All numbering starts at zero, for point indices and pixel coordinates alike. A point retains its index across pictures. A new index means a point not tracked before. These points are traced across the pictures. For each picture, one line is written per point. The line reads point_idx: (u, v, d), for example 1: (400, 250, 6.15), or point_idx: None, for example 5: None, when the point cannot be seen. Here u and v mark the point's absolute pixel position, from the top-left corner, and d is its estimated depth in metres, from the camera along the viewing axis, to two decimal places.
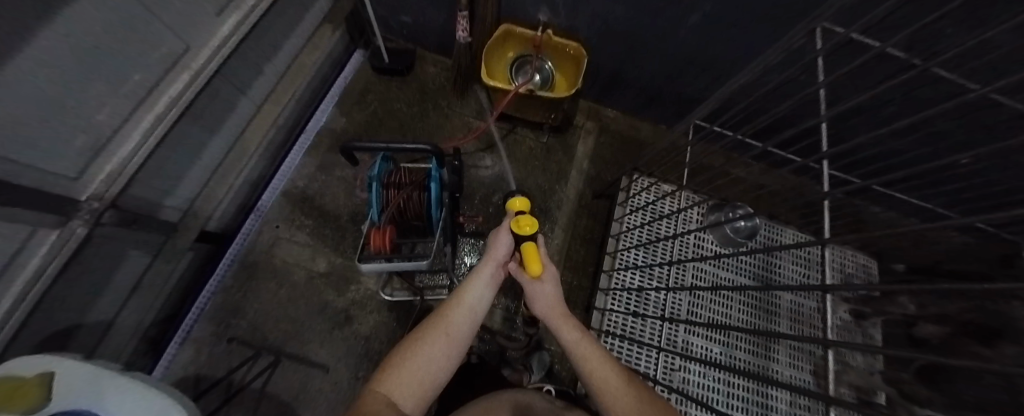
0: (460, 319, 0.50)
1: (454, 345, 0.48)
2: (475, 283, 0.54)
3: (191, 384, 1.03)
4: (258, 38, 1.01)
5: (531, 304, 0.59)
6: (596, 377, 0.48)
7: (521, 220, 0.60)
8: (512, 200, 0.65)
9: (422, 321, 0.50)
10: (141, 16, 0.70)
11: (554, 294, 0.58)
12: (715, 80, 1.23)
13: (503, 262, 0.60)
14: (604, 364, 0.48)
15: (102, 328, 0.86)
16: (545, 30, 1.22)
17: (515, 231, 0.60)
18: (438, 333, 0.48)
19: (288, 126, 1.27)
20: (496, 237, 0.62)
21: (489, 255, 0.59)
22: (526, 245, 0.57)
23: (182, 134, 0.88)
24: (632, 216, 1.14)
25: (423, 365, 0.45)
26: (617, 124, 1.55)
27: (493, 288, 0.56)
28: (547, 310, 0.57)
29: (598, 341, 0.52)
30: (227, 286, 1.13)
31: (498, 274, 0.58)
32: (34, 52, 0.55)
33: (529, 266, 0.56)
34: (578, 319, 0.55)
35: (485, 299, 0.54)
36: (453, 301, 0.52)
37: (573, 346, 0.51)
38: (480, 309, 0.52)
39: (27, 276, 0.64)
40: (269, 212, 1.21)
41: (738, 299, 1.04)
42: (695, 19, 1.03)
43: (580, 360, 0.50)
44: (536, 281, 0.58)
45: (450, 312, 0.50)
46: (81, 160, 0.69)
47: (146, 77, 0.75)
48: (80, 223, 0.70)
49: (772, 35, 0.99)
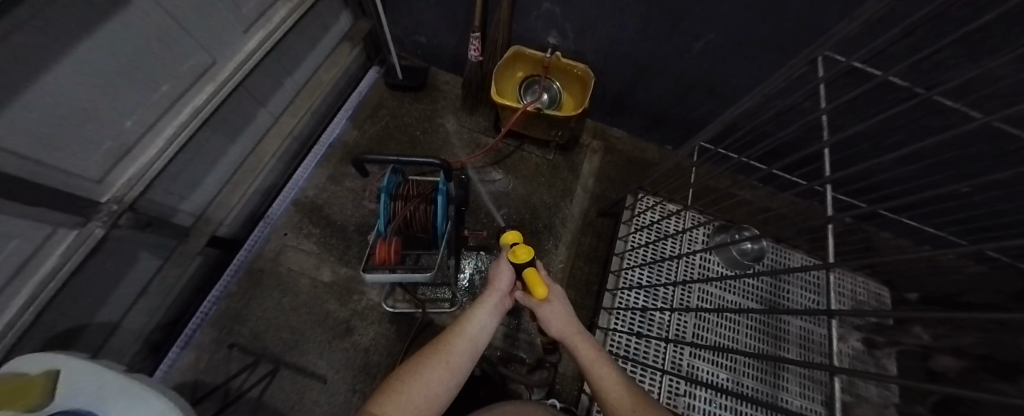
0: (462, 347, 0.52)
1: (455, 373, 0.50)
2: (477, 314, 0.56)
3: (188, 390, 1.02)
4: (281, 54, 1.06)
5: (546, 326, 0.60)
6: (611, 399, 0.50)
7: (518, 248, 0.63)
8: (506, 232, 0.67)
9: (425, 347, 0.52)
10: (174, 31, 0.74)
11: (565, 314, 0.59)
12: (721, 104, 1.25)
13: (506, 291, 0.62)
14: (612, 392, 0.50)
15: (108, 330, 0.86)
16: (553, 52, 1.27)
17: (513, 259, 0.62)
18: (440, 361, 0.49)
19: (302, 139, 1.30)
20: (498, 267, 0.64)
21: (493, 285, 0.62)
22: (526, 271, 0.60)
23: (204, 143, 0.91)
24: (636, 236, 1.13)
25: (423, 392, 0.47)
26: (621, 144, 1.58)
27: (495, 317, 0.59)
28: (561, 329, 0.58)
29: (608, 366, 0.53)
30: (232, 292, 1.13)
31: (501, 303, 0.61)
32: (71, 63, 0.59)
33: (533, 290, 0.58)
34: (593, 338, 0.57)
35: (485, 330, 0.56)
36: (455, 329, 0.54)
37: (590, 364, 0.54)
38: (482, 337, 0.55)
39: (42, 276, 0.66)
40: (280, 220, 1.23)
41: (745, 322, 1.02)
42: (700, 46, 1.06)
43: (594, 381, 0.52)
44: (545, 304, 0.59)
45: (453, 339, 0.52)
46: (105, 164, 0.71)
47: (174, 87, 0.79)
48: (97, 224, 0.71)
49: (776, 61, 1.02)
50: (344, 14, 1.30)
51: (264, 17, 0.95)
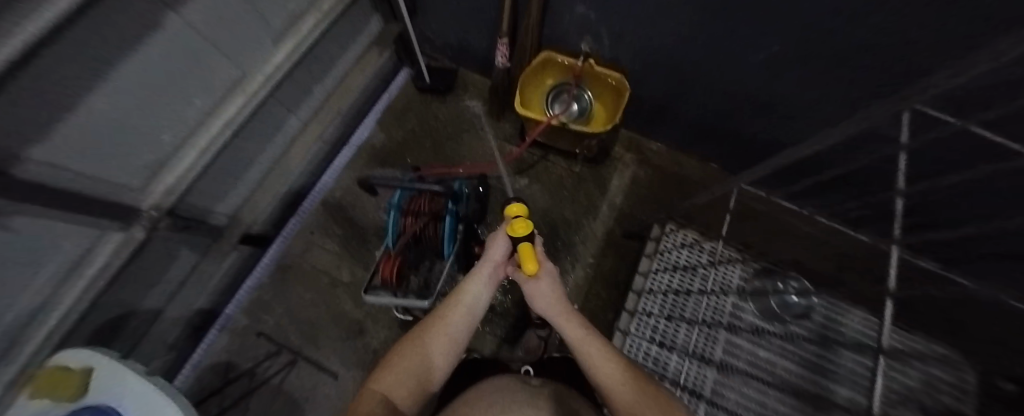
0: (454, 325, 0.55)
1: (448, 347, 0.55)
2: (469, 286, 0.58)
3: (222, 370, 1.13)
4: (310, 62, 1.08)
5: (534, 302, 0.60)
6: (599, 372, 0.51)
7: (516, 222, 0.60)
8: (509, 204, 0.64)
9: (421, 324, 0.56)
10: (205, 50, 0.77)
11: (555, 290, 0.58)
12: (780, 123, 1.07)
13: (501, 263, 0.62)
14: (602, 359, 0.52)
15: (152, 317, 0.96)
16: (586, 58, 1.15)
17: (510, 233, 0.60)
18: (433, 337, 0.54)
19: (332, 141, 1.34)
20: (494, 240, 0.63)
21: (488, 256, 0.61)
22: (521, 246, 0.58)
23: (235, 150, 0.97)
24: (660, 280, 1.09)
25: (415, 370, 0.52)
26: (658, 157, 1.43)
27: (490, 288, 0.60)
28: (549, 306, 0.58)
29: (597, 335, 0.54)
30: (263, 283, 1.22)
31: (497, 273, 0.61)
32: (111, 88, 0.63)
33: (525, 265, 0.56)
34: (582, 315, 0.57)
35: (479, 300, 0.58)
36: (447, 303, 0.57)
37: (576, 341, 0.54)
38: (475, 313, 0.57)
39: (92, 274, 0.74)
40: (308, 218, 1.30)
41: (782, 365, 0.91)
42: (759, 58, 0.90)
43: (583, 356, 0.53)
44: (534, 280, 0.58)
45: (444, 318, 0.55)
46: (145, 174, 0.78)
47: (205, 102, 0.84)
48: (138, 228, 0.79)
49: (856, 82, 0.84)
50: (374, 17, 1.29)
51: (294, 28, 0.97)
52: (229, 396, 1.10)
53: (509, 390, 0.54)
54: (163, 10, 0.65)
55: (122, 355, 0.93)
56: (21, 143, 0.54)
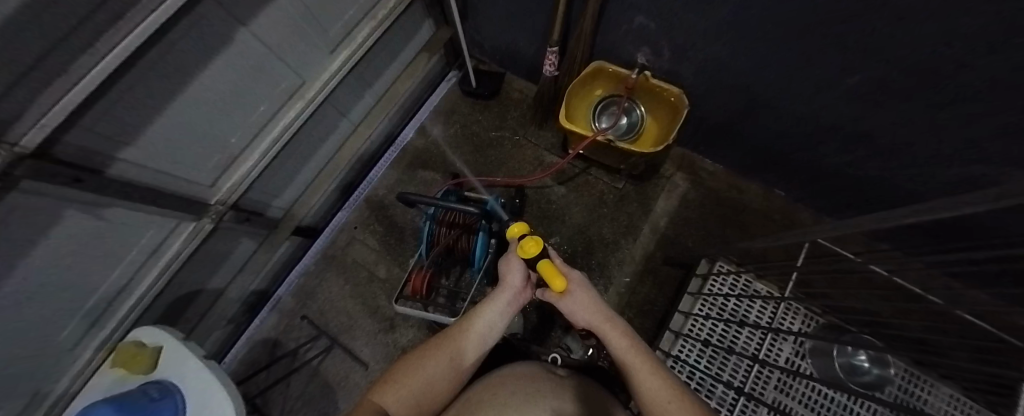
0: (470, 343, 0.52)
1: (461, 364, 0.51)
2: (485, 308, 0.54)
3: (269, 346, 1.25)
4: (363, 67, 1.13)
5: (571, 318, 0.53)
6: (647, 391, 0.44)
7: (527, 240, 0.53)
8: (512, 223, 0.58)
9: (431, 340, 0.53)
10: (270, 60, 0.83)
11: (588, 304, 0.51)
12: (871, 157, 0.91)
13: (520, 288, 0.57)
14: (655, 376, 0.45)
15: (215, 295, 1.09)
16: (642, 71, 1.06)
17: (522, 254, 0.53)
18: (447, 354, 0.51)
19: (379, 142, 1.39)
20: (508, 263, 0.57)
21: (504, 281, 0.56)
22: (540, 263, 0.50)
23: (291, 150, 1.05)
24: (700, 327, 1.01)
25: (422, 385, 0.48)
26: (714, 179, 1.31)
27: (508, 314, 0.55)
28: (588, 320, 0.51)
29: (645, 350, 0.48)
30: (310, 270, 1.32)
31: (515, 299, 0.56)
32: (188, 96, 0.69)
33: (550, 283, 0.49)
34: (624, 324, 0.50)
35: (495, 325, 0.54)
36: (460, 325, 0.53)
37: (623, 354, 0.47)
38: (492, 334, 0.53)
39: (170, 256, 0.85)
40: (353, 213, 1.37)
41: None
42: (850, 85, 0.76)
43: (626, 373, 0.46)
44: (564, 298, 0.52)
45: (458, 334, 0.52)
46: (215, 173, 0.86)
47: (269, 107, 0.90)
48: (208, 220, 0.88)
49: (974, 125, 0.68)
50: (426, 23, 1.30)
51: (350, 36, 1.01)
52: (274, 371, 1.21)
53: (528, 380, 0.52)
54: (234, 25, 0.69)
55: (191, 326, 1.06)
56: (113, 147, 0.62)
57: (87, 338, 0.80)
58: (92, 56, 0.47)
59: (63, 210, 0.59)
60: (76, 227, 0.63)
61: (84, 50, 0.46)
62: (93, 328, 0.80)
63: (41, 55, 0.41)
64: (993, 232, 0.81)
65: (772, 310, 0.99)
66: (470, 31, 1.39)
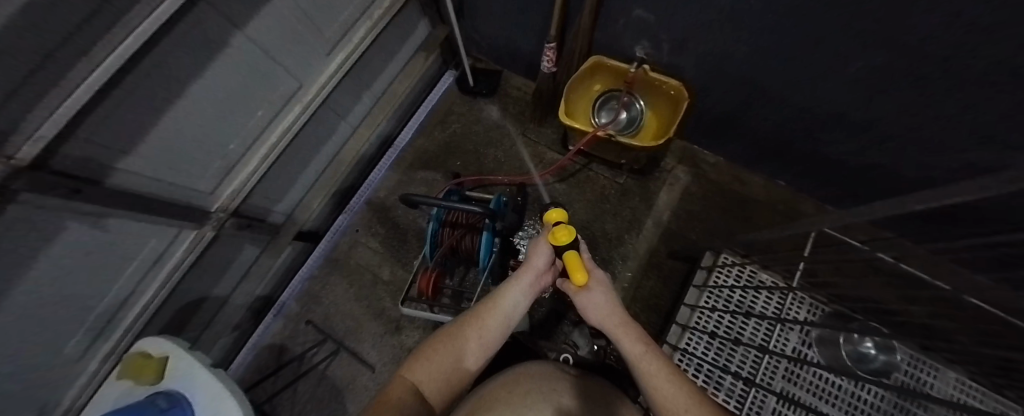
0: (496, 323, 0.49)
1: (487, 346, 0.49)
2: (511, 289, 0.51)
3: (275, 351, 1.24)
4: (360, 69, 1.11)
5: (584, 315, 0.53)
6: (661, 399, 0.42)
7: (559, 229, 0.53)
8: (548, 210, 0.58)
9: (455, 319, 0.51)
10: (268, 64, 0.82)
11: (608, 302, 0.51)
12: (873, 144, 0.91)
13: (544, 271, 0.54)
14: (672, 384, 0.43)
15: (219, 303, 1.09)
16: (641, 65, 1.06)
17: (552, 241, 0.52)
18: (472, 334, 0.48)
19: (379, 144, 1.38)
20: (535, 247, 0.56)
21: (528, 264, 0.54)
22: (568, 254, 0.50)
23: (292, 154, 1.04)
24: (707, 319, 1.01)
25: (449, 362, 0.47)
26: (716, 172, 1.31)
27: (532, 295, 0.53)
28: (601, 320, 0.50)
29: (664, 356, 0.46)
30: (314, 274, 1.32)
31: (538, 281, 0.54)
32: (185, 103, 0.68)
33: (572, 277, 0.49)
34: (639, 328, 0.49)
35: (521, 305, 0.51)
36: (486, 304, 0.50)
37: (636, 361, 0.46)
38: (517, 315, 0.51)
39: (173, 265, 0.84)
40: (355, 216, 1.37)
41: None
42: (851, 73, 0.76)
43: (641, 377, 0.45)
44: (584, 291, 0.52)
45: (484, 313, 0.49)
46: (214, 180, 0.85)
47: (267, 112, 0.89)
48: (209, 227, 0.87)
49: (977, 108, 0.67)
50: (422, 22, 1.29)
51: (346, 37, 1.00)
52: (281, 378, 1.21)
53: (546, 376, 0.53)
54: (230, 29, 0.69)
55: (196, 334, 1.06)
56: (111, 156, 0.61)
57: (92, 349, 0.80)
58: (88, 62, 0.46)
59: (64, 222, 0.59)
60: (77, 239, 0.63)
61: (80, 57, 0.45)
62: (98, 339, 0.79)
63: (37, 64, 0.41)
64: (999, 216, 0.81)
65: (778, 299, 1.00)
66: (467, 29, 1.38)
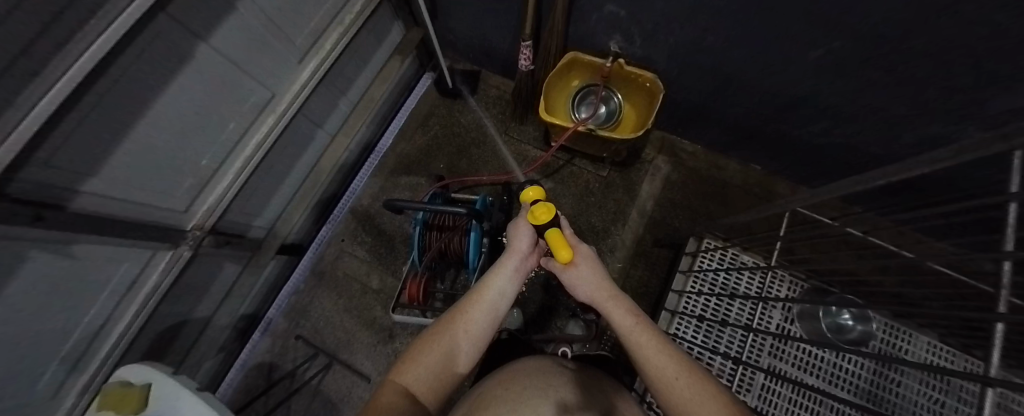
0: (481, 316, 0.47)
1: (476, 340, 0.47)
2: (496, 277, 0.50)
3: (266, 369, 1.21)
4: (334, 75, 1.09)
5: (574, 292, 0.53)
6: (651, 368, 0.42)
7: (538, 207, 0.54)
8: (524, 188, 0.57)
9: (443, 314, 0.49)
10: (235, 74, 0.79)
11: (595, 277, 0.51)
12: (838, 124, 0.95)
13: (528, 253, 0.54)
14: (662, 353, 0.43)
15: (202, 323, 1.04)
16: (615, 59, 1.07)
17: (533, 221, 0.54)
18: (458, 329, 0.47)
19: (358, 152, 1.36)
20: (517, 228, 0.55)
21: (512, 247, 0.53)
22: (550, 231, 0.51)
23: (268, 167, 1.02)
24: (694, 303, 1.04)
25: (438, 359, 0.46)
26: (695, 160, 1.34)
27: (517, 281, 0.51)
28: (591, 295, 0.51)
29: (654, 326, 0.46)
30: (301, 289, 1.30)
31: (524, 265, 0.53)
32: (150, 119, 0.65)
33: (557, 253, 0.49)
34: (629, 300, 0.49)
35: (508, 293, 0.50)
36: (472, 297, 0.49)
37: (628, 333, 0.45)
38: (504, 303, 0.49)
39: (148, 289, 0.81)
40: (339, 226, 1.35)
41: (831, 393, 0.91)
42: (814, 57, 0.79)
43: (634, 349, 0.45)
44: (570, 268, 0.52)
45: (468, 307, 0.48)
46: (187, 197, 0.83)
47: (239, 124, 0.87)
48: (185, 248, 0.84)
49: (930, 84, 0.72)
50: (396, 25, 1.27)
51: (318, 44, 0.98)
52: (274, 397, 1.18)
53: (541, 371, 0.54)
54: (193, 40, 0.66)
55: (179, 360, 1.02)
56: (73, 180, 0.58)
57: (69, 383, 0.76)
58: (39, 84, 0.43)
59: (28, 251, 0.56)
60: (44, 268, 0.60)
61: (31, 79, 0.43)
62: (73, 372, 0.75)
63: None
64: (953, 185, 0.87)
65: (760, 279, 1.04)
66: (442, 30, 1.37)
